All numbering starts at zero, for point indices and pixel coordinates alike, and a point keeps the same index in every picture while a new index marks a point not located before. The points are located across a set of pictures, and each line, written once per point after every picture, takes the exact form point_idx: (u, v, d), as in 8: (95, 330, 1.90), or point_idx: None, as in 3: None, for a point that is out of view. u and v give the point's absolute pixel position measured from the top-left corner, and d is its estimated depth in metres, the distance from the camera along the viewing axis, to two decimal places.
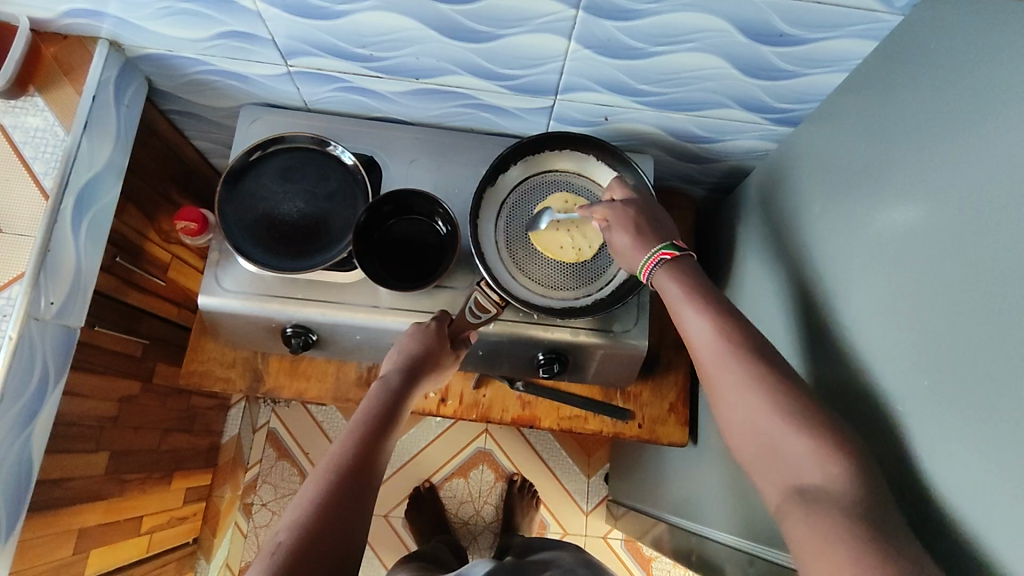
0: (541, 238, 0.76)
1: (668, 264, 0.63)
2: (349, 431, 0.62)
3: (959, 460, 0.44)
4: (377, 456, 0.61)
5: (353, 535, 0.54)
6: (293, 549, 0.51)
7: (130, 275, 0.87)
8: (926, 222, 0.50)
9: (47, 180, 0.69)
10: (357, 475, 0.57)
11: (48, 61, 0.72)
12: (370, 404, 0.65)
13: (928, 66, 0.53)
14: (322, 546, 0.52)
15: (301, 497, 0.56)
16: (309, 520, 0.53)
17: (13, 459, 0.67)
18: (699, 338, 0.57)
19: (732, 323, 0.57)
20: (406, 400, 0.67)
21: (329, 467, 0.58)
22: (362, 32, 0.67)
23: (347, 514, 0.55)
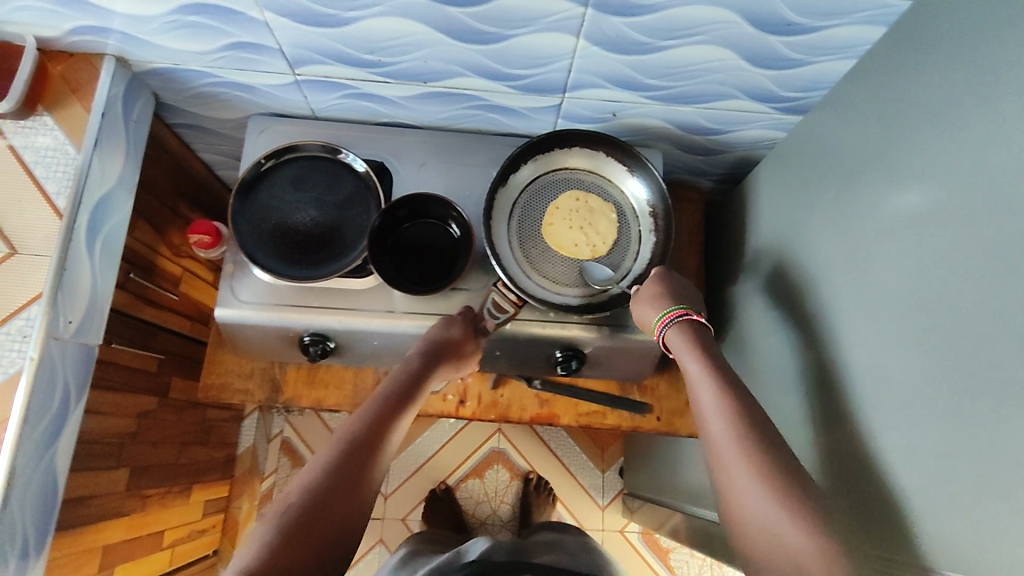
0: (553, 237, 0.77)
1: (690, 340, 0.66)
2: (366, 408, 0.64)
3: (981, 441, 0.44)
4: (390, 437, 0.63)
5: (356, 510, 0.57)
6: (300, 513, 0.54)
7: (143, 291, 0.87)
8: (940, 206, 0.50)
9: (60, 200, 0.69)
10: (368, 452, 0.60)
11: (55, 80, 0.72)
12: (389, 384, 0.67)
13: (937, 48, 0.53)
14: (327, 515, 0.55)
15: (314, 463, 0.58)
16: (318, 487, 0.56)
17: (39, 479, 0.67)
18: (712, 413, 0.60)
19: (749, 409, 0.59)
20: (424, 385, 0.68)
21: (343, 440, 0.60)
22: (369, 39, 0.67)
23: (356, 488, 0.57)
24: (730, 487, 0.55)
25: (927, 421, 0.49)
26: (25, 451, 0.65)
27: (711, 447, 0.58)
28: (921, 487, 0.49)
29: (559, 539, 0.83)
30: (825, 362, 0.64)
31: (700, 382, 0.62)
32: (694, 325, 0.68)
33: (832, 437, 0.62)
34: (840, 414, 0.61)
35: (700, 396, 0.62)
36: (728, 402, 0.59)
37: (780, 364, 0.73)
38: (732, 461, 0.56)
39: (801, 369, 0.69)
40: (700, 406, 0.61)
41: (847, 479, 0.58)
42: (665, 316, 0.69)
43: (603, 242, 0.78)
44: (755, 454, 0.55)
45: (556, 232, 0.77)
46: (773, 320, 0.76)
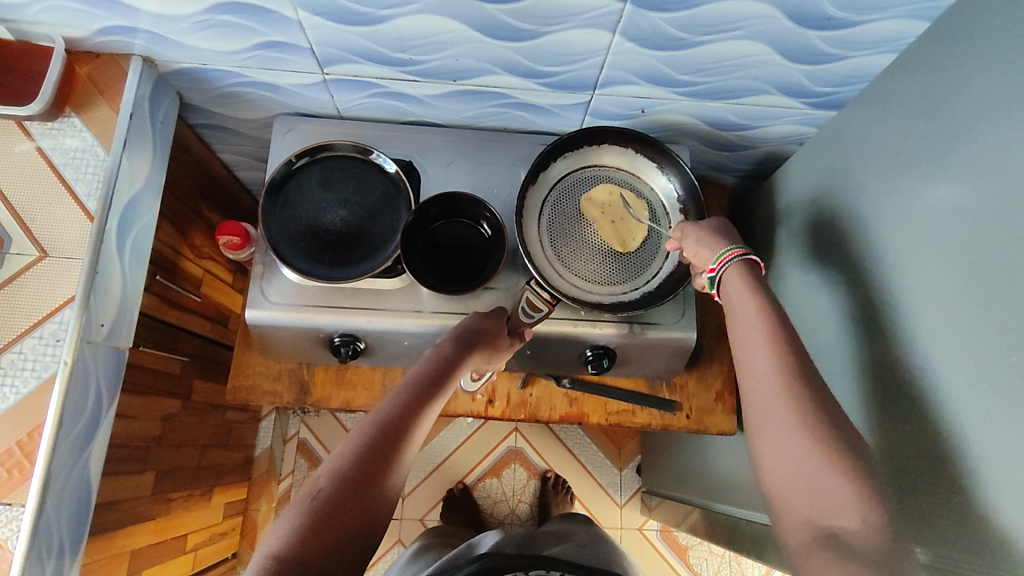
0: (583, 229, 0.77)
1: (748, 280, 0.64)
2: (397, 391, 0.61)
3: None
4: (422, 420, 0.60)
5: (384, 495, 0.55)
6: (329, 500, 0.52)
7: (168, 293, 0.86)
8: (990, 199, 0.50)
9: (90, 202, 0.69)
10: (398, 436, 0.57)
11: (82, 81, 0.71)
12: (420, 366, 0.64)
13: (983, 42, 0.53)
14: (355, 500, 0.53)
15: (344, 447, 0.56)
16: (347, 472, 0.54)
17: (73, 484, 0.66)
18: (753, 349, 0.59)
19: (798, 349, 0.57)
20: (457, 368, 0.65)
21: (374, 423, 0.58)
22: (402, 37, 0.67)
23: (385, 476, 0.55)
24: (763, 418, 0.55)
25: (982, 416, 0.49)
26: (61, 455, 0.64)
27: (753, 379, 0.57)
28: (978, 483, 0.49)
29: (573, 530, 0.82)
30: (866, 357, 0.64)
31: (751, 319, 0.60)
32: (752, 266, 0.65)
33: (875, 431, 0.61)
34: (883, 408, 0.60)
35: (746, 330, 0.60)
36: (776, 341, 0.58)
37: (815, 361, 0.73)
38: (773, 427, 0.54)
39: (839, 365, 0.69)
40: (744, 343, 0.60)
41: (896, 474, 0.58)
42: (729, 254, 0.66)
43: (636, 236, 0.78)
44: (800, 401, 0.54)
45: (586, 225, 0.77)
46: (807, 316, 0.75)
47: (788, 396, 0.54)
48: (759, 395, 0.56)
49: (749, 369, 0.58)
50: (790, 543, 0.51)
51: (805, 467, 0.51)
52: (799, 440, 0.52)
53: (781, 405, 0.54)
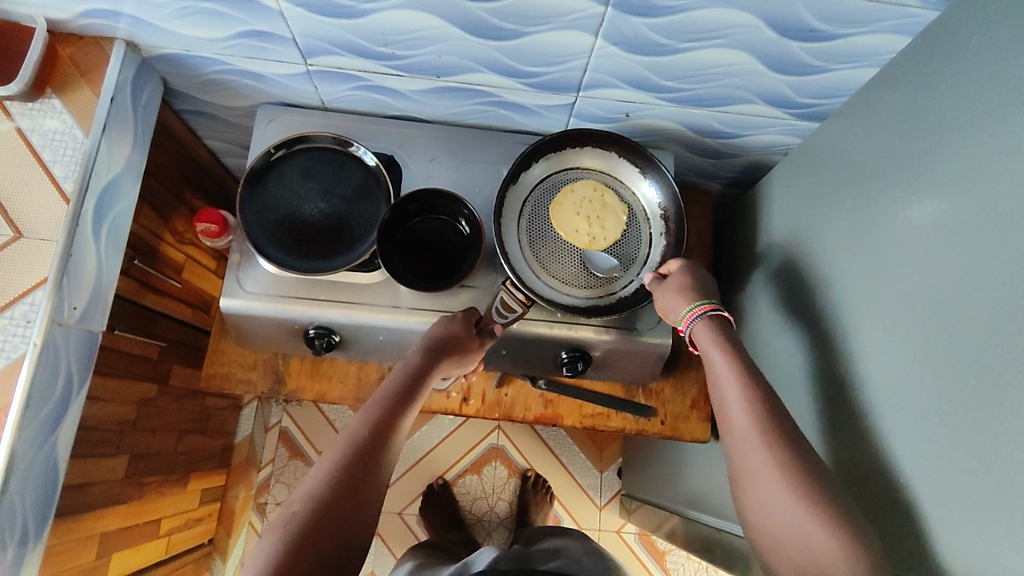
0: (557, 216, 0.76)
1: (717, 335, 0.65)
2: (365, 412, 0.62)
3: (999, 459, 0.44)
4: (393, 438, 0.62)
5: (359, 517, 0.56)
6: (304, 526, 0.53)
7: (146, 277, 0.86)
8: (962, 219, 0.50)
9: (67, 184, 0.69)
10: (369, 458, 0.58)
11: (64, 62, 0.71)
12: (388, 385, 0.66)
13: (960, 61, 0.53)
14: (330, 525, 0.54)
15: (315, 473, 0.57)
16: (323, 495, 0.55)
17: (40, 465, 0.66)
18: (734, 405, 0.59)
19: (772, 400, 0.59)
20: (426, 383, 0.67)
21: (344, 446, 0.59)
22: (385, 31, 0.66)
23: (362, 496, 0.57)
24: (749, 479, 0.55)
25: (941, 435, 0.49)
26: (28, 435, 0.64)
27: (735, 438, 0.58)
28: (933, 503, 0.49)
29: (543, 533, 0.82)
30: (834, 370, 0.64)
31: (728, 377, 0.61)
32: (720, 320, 0.67)
33: (840, 445, 0.61)
34: (849, 423, 0.60)
35: (724, 388, 0.61)
36: (755, 398, 0.59)
37: (787, 372, 0.73)
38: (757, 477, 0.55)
39: (808, 378, 0.68)
40: (725, 401, 0.61)
41: (857, 490, 0.58)
42: (691, 310, 0.67)
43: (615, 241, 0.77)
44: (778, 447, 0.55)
45: (561, 212, 0.77)
46: (782, 327, 0.75)
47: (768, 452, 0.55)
48: (742, 456, 0.57)
49: (731, 431, 0.59)
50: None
51: (795, 521, 0.51)
52: (786, 495, 0.53)
53: (764, 462, 0.55)
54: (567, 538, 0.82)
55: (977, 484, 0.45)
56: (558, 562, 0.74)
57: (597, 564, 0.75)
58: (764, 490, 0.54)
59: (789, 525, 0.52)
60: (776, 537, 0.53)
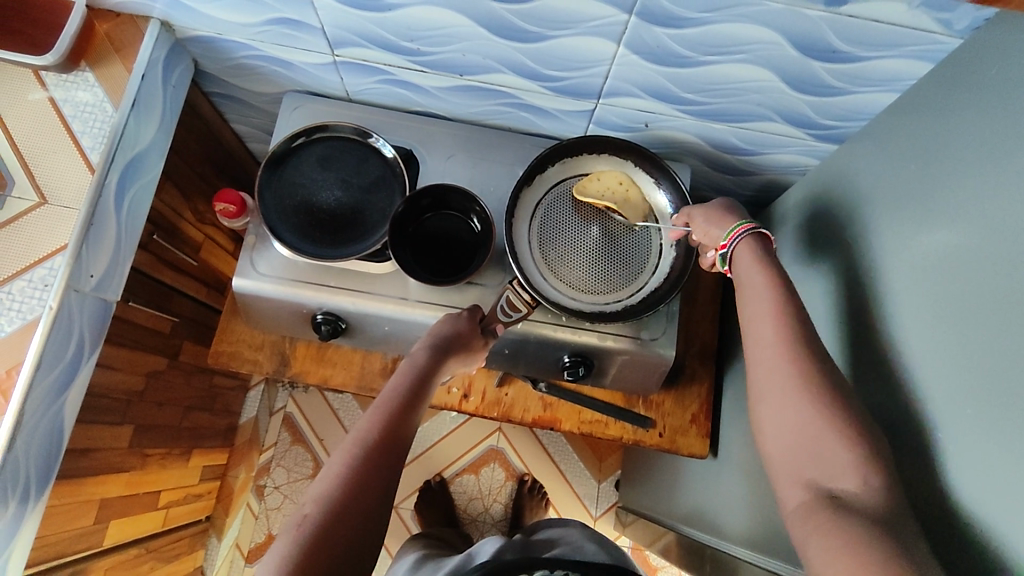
0: (583, 190, 0.76)
1: (759, 255, 0.62)
2: (375, 409, 0.60)
3: (992, 490, 0.43)
4: (404, 436, 0.60)
5: (375, 517, 0.54)
6: (320, 526, 0.51)
7: (164, 253, 0.88)
8: (972, 247, 0.49)
9: (94, 155, 0.71)
10: (384, 455, 0.57)
11: (100, 38, 0.74)
12: (396, 381, 0.64)
13: (981, 89, 0.53)
14: (347, 525, 0.52)
15: (327, 472, 0.55)
16: (336, 493, 0.53)
17: (46, 425, 0.68)
18: (760, 319, 0.58)
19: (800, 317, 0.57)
20: (434, 380, 0.66)
21: (357, 443, 0.57)
22: (411, 26, 0.68)
23: (375, 492, 0.55)
24: (765, 386, 0.54)
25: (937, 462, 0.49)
26: (36, 395, 0.66)
27: (761, 353, 0.56)
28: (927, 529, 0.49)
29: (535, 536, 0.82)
30: None
31: (761, 291, 0.59)
32: (763, 238, 0.63)
33: None
34: None
35: (754, 302, 0.59)
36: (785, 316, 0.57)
37: None
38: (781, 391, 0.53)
39: None
40: (753, 317, 0.58)
41: None
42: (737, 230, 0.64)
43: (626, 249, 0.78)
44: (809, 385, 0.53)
45: (588, 187, 0.77)
46: None
47: (792, 364, 0.54)
48: (766, 367, 0.55)
49: (755, 343, 0.57)
50: (789, 503, 0.50)
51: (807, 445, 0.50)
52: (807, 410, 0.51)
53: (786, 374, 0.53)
54: (561, 527, 0.82)
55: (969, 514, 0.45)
56: (557, 550, 0.74)
57: (598, 549, 0.76)
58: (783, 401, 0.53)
59: (803, 436, 0.51)
60: (785, 448, 0.52)
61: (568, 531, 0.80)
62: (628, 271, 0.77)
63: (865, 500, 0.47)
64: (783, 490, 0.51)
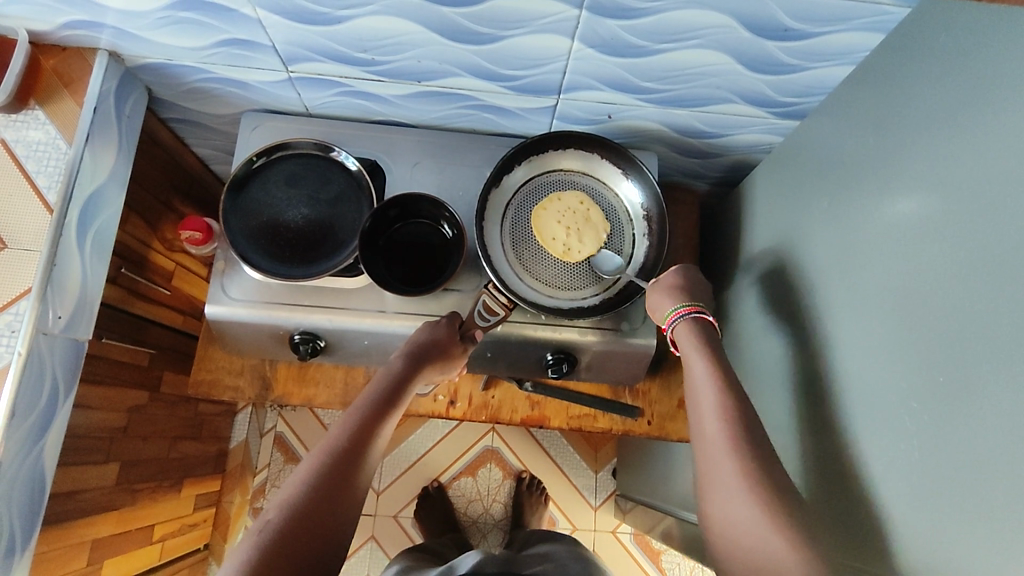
0: (538, 221, 0.77)
1: (697, 339, 0.67)
2: (345, 419, 0.60)
3: (966, 458, 0.44)
4: (374, 446, 0.60)
5: (338, 524, 0.53)
6: (278, 532, 0.50)
7: (135, 285, 0.87)
8: (935, 215, 0.50)
9: (51, 195, 0.69)
10: (350, 464, 0.56)
11: (48, 73, 0.72)
12: (371, 393, 0.64)
13: (932, 57, 0.53)
14: (308, 528, 0.52)
15: (293, 479, 0.55)
16: (299, 501, 0.52)
17: (26, 474, 0.67)
18: (705, 424, 0.61)
19: (745, 409, 0.60)
20: (408, 389, 0.66)
21: (325, 451, 0.57)
22: (364, 37, 0.67)
23: (339, 502, 0.54)
24: (714, 493, 0.57)
25: (914, 432, 0.50)
26: (12, 444, 0.65)
27: (704, 440, 0.60)
28: (901, 501, 0.50)
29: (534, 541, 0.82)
30: (817, 368, 0.64)
31: (704, 386, 0.63)
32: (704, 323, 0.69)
33: (821, 439, 0.62)
34: (830, 420, 0.61)
35: (696, 392, 0.63)
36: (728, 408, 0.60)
37: (770, 370, 0.73)
38: (727, 481, 0.56)
39: (791, 375, 0.69)
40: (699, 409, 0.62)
41: (839, 489, 0.58)
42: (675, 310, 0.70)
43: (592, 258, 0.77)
44: None
45: (542, 217, 0.77)
46: (766, 325, 0.76)
47: (735, 458, 0.57)
48: (711, 457, 0.59)
49: (700, 436, 0.61)
50: None
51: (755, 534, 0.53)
52: (744, 501, 0.55)
53: (735, 476, 0.56)
54: (550, 545, 0.83)
55: (944, 482, 0.46)
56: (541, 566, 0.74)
57: (584, 566, 0.74)
58: (721, 489, 0.57)
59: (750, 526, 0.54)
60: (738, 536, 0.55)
61: (555, 547, 0.81)
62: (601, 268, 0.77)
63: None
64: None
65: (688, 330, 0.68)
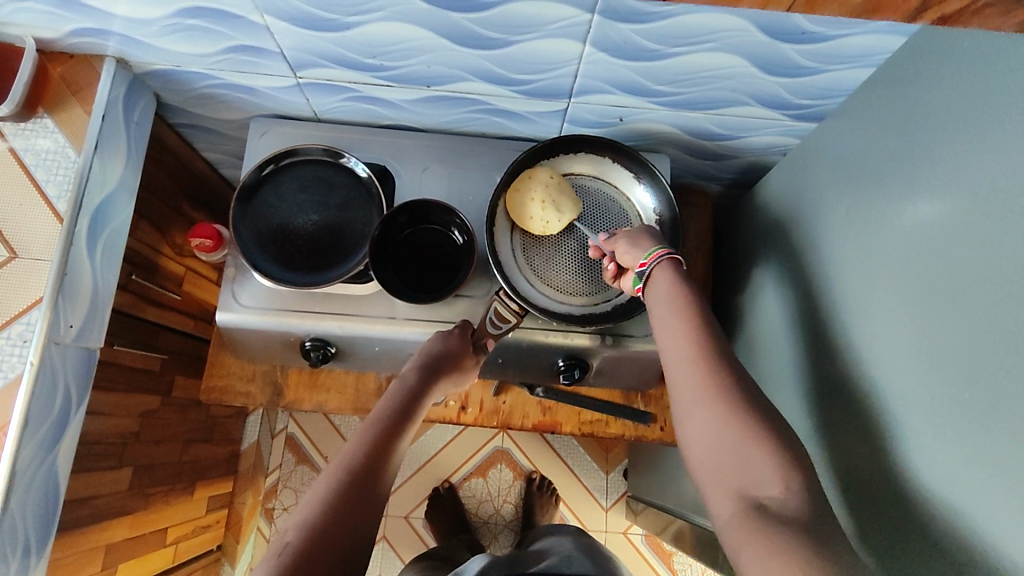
0: (512, 204, 0.74)
1: (670, 271, 0.64)
2: (361, 433, 0.60)
3: (987, 477, 0.43)
4: (391, 458, 0.59)
5: (357, 541, 0.53)
6: (298, 550, 0.50)
7: (146, 291, 0.87)
8: (955, 225, 0.49)
9: (61, 204, 0.69)
10: (367, 480, 0.56)
11: (56, 81, 0.72)
12: (384, 405, 0.64)
13: (954, 61, 0.52)
14: (329, 545, 0.51)
15: (310, 495, 0.55)
16: (317, 518, 0.52)
17: (41, 483, 0.67)
18: (676, 349, 0.58)
19: (713, 332, 0.58)
20: (422, 401, 0.65)
21: (341, 467, 0.56)
22: (372, 43, 0.66)
23: (358, 519, 0.54)
24: (689, 417, 0.54)
25: (931, 448, 0.48)
26: (27, 453, 0.65)
27: (676, 366, 0.57)
28: (919, 516, 0.49)
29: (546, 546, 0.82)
30: (832, 376, 0.63)
31: (672, 308, 0.60)
32: (678, 264, 0.65)
33: (837, 449, 0.61)
34: (846, 429, 0.60)
35: (663, 318, 0.61)
36: (693, 329, 0.58)
37: (786, 376, 0.72)
38: (699, 401, 0.53)
39: (806, 382, 0.68)
40: (664, 337, 0.60)
41: (857, 501, 0.57)
42: (652, 254, 0.65)
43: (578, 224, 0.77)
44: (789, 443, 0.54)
45: (516, 201, 0.74)
46: (781, 331, 0.75)
47: (707, 376, 0.54)
48: (684, 382, 0.55)
49: (670, 357, 0.58)
50: (720, 517, 0.49)
51: (731, 449, 0.50)
52: (715, 414, 0.52)
53: (709, 394, 0.53)
54: (555, 537, 0.84)
55: (963, 502, 0.45)
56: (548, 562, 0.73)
57: None
58: (693, 402, 0.54)
59: (726, 446, 0.50)
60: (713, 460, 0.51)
61: (558, 540, 0.82)
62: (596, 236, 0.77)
63: (785, 505, 0.46)
64: (714, 503, 0.50)
65: (662, 273, 0.64)
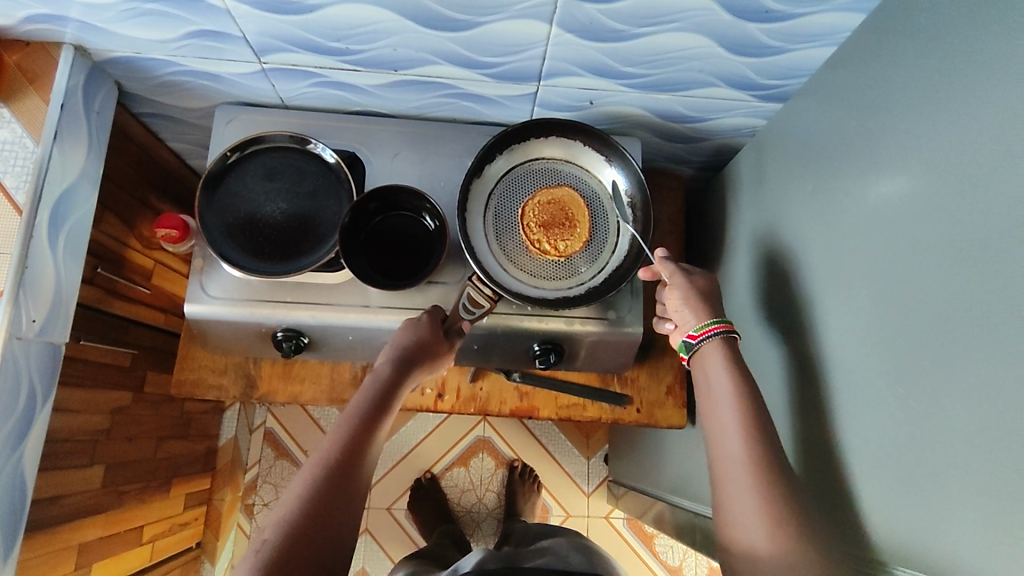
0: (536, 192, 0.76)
1: (725, 352, 0.65)
2: (337, 428, 0.60)
3: (955, 444, 0.44)
4: (368, 450, 0.60)
5: (339, 533, 0.53)
6: (279, 546, 0.50)
7: (113, 285, 0.85)
8: (921, 197, 0.49)
9: (20, 195, 0.68)
10: (346, 472, 0.56)
11: (11, 70, 0.70)
12: (360, 399, 0.64)
13: (915, 36, 0.52)
14: (310, 538, 0.51)
15: (289, 491, 0.55)
16: (297, 513, 0.52)
17: (6, 481, 0.66)
18: (727, 435, 0.60)
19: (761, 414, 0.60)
20: (399, 392, 0.65)
21: (319, 462, 0.56)
22: (337, 26, 0.65)
23: (339, 511, 0.54)
24: (731, 502, 0.56)
25: (903, 419, 0.49)
26: None
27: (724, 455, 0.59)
28: (891, 485, 0.50)
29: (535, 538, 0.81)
30: (805, 351, 0.64)
31: (726, 395, 0.62)
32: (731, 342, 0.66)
33: (812, 423, 0.62)
34: (820, 404, 0.61)
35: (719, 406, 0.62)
36: (750, 414, 0.60)
37: (760, 354, 0.73)
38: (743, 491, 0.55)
39: (780, 359, 0.68)
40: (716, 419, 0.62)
41: (832, 472, 0.58)
42: (707, 327, 0.67)
43: (561, 208, 0.77)
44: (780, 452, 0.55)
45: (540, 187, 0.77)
46: (755, 310, 0.75)
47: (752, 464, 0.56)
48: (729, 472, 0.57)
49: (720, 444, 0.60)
50: None
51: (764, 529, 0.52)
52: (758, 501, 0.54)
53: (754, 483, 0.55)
54: (554, 537, 0.82)
55: (933, 468, 0.46)
56: (541, 559, 0.73)
57: (579, 556, 0.74)
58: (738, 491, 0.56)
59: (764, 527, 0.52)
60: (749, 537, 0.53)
61: (557, 541, 0.81)
62: (579, 221, 0.77)
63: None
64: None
65: (715, 348, 0.66)
